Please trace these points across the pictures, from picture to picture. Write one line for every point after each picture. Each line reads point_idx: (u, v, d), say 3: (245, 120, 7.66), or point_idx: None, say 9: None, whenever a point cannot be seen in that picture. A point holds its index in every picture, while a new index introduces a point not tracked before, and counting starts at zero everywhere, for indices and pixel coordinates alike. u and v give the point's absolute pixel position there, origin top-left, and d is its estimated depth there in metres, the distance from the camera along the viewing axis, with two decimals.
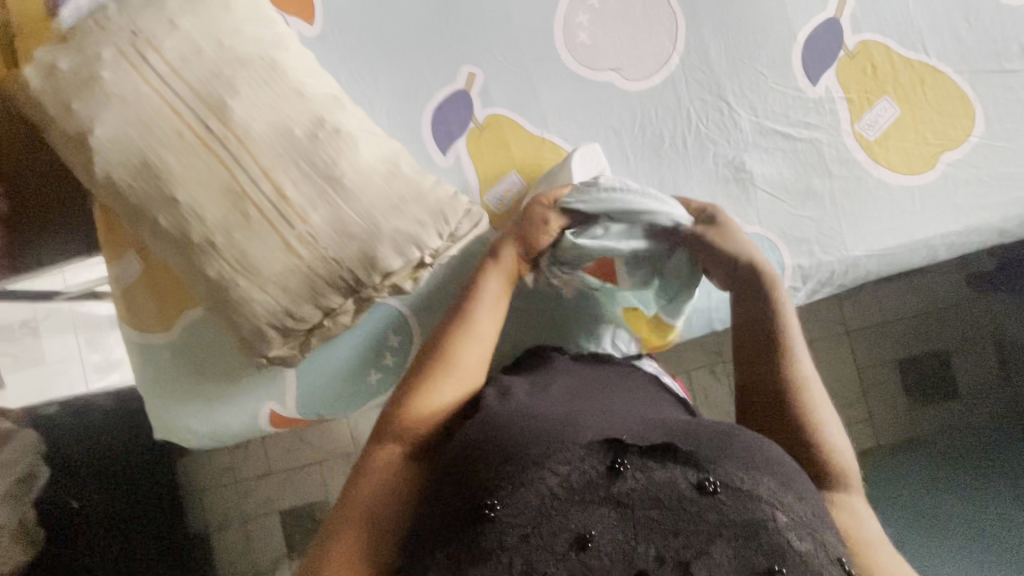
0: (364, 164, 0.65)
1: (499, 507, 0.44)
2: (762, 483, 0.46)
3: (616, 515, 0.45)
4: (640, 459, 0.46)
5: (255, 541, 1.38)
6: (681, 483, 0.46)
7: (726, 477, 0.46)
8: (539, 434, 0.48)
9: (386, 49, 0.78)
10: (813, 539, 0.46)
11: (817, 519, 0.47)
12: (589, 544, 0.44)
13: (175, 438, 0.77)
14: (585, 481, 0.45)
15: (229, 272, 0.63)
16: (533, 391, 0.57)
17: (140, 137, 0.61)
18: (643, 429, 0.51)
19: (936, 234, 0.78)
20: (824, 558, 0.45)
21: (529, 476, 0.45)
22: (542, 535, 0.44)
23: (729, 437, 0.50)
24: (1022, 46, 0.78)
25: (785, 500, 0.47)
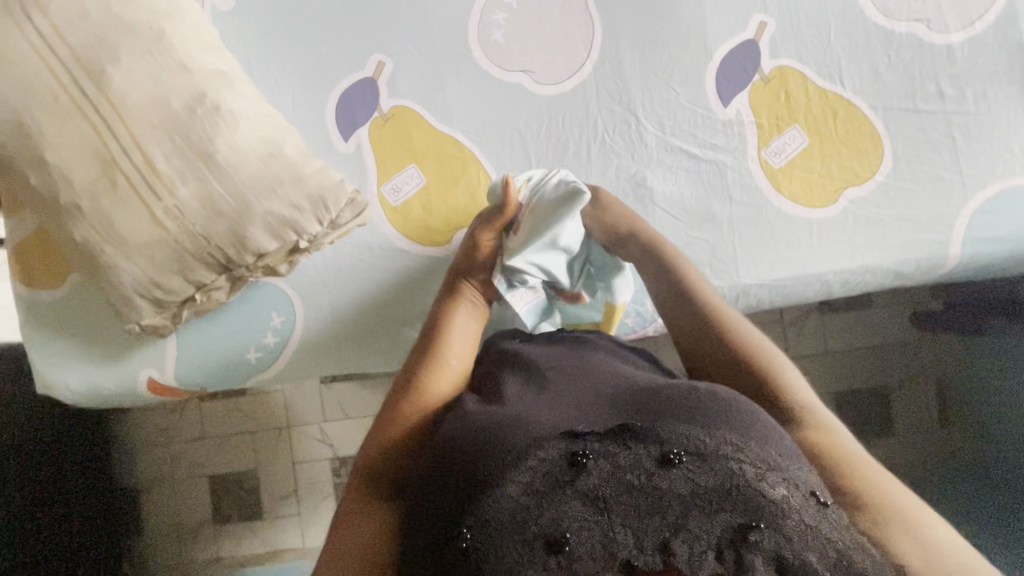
0: (242, 143, 0.65)
1: (470, 536, 0.40)
2: (724, 441, 0.42)
3: (589, 511, 0.39)
4: (600, 444, 0.42)
5: (181, 504, 1.32)
6: (644, 459, 0.41)
7: (688, 442, 0.42)
8: (495, 440, 0.44)
9: (297, 31, 0.78)
10: (786, 482, 0.41)
11: (782, 457, 0.43)
12: (565, 548, 0.38)
13: (53, 395, 0.78)
14: (549, 483, 0.40)
15: (94, 237, 0.64)
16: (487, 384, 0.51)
17: (17, 96, 0.62)
18: (599, 412, 0.46)
19: (829, 270, 0.77)
20: (802, 499, 0.41)
21: (492, 493, 0.40)
22: (517, 553, 0.38)
23: (690, 405, 0.45)
24: (938, 87, 0.76)
25: (750, 449, 0.42)
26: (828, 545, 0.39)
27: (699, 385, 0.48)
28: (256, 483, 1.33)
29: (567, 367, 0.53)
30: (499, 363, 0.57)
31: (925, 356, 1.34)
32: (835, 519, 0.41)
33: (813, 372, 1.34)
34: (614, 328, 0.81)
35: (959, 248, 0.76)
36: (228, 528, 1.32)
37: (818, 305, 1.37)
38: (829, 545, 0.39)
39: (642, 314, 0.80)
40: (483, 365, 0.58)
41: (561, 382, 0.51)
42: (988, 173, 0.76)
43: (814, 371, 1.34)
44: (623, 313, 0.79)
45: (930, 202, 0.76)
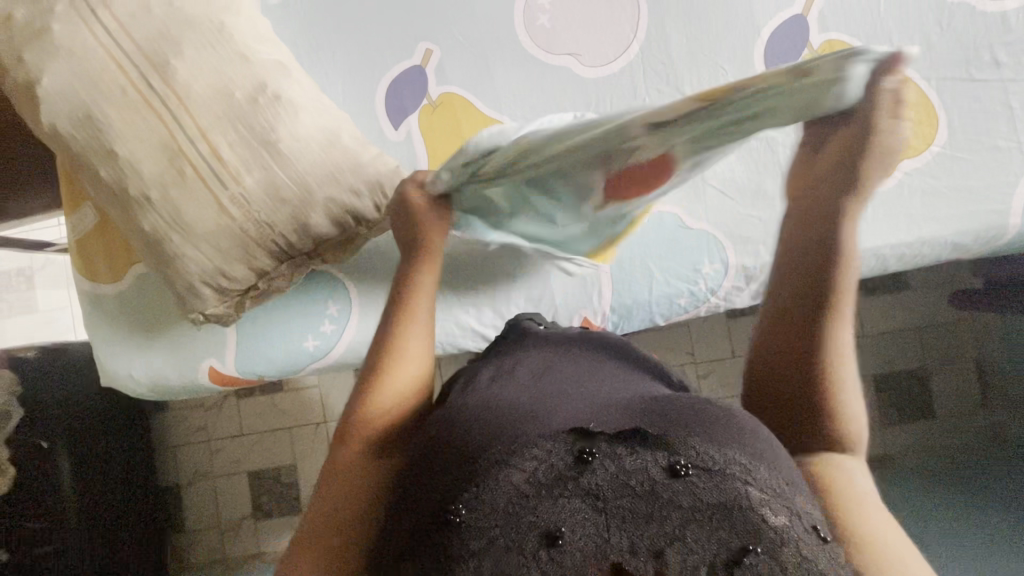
0: (302, 131, 0.66)
1: (464, 513, 0.39)
2: (734, 460, 0.40)
3: (587, 509, 0.37)
4: (609, 445, 0.40)
5: (222, 500, 1.33)
6: (651, 466, 0.39)
7: (698, 456, 0.39)
8: (501, 432, 0.43)
9: (346, 22, 0.79)
10: (792, 513, 0.39)
11: (792, 486, 0.41)
12: (559, 542, 0.36)
13: (119, 386, 0.79)
14: (552, 475, 0.39)
15: (163, 227, 0.65)
16: (498, 377, 0.51)
17: (85, 89, 0.63)
18: (609, 415, 0.44)
19: (886, 244, 0.76)
20: (805, 533, 0.38)
21: (492, 477, 0.39)
22: (508, 539, 0.37)
23: (709, 417, 0.43)
24: (994, 55, 0.76)
25: (761, 474, 0.40)
26: None
27: (717, 401, 0.46)
28: (294, 478, 1.34)
29: (582, 368, 0.52)
30: (509, 356, 0.55)
31: (965, 335, 1.33)
32: (837, 559, 0.38)
33: None
34: (665, 308, 0.81)
35: (1019, 217, 0.75)
36: (268, 521, 1.33)
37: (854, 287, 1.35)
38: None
39: (695, 294, 0.81)
40: (493, 354, 0.57)
41: (573, 386, 0.49)
42: None
43: None
44: (676, 292, 0.80)
45: (988, 172, 0.75)
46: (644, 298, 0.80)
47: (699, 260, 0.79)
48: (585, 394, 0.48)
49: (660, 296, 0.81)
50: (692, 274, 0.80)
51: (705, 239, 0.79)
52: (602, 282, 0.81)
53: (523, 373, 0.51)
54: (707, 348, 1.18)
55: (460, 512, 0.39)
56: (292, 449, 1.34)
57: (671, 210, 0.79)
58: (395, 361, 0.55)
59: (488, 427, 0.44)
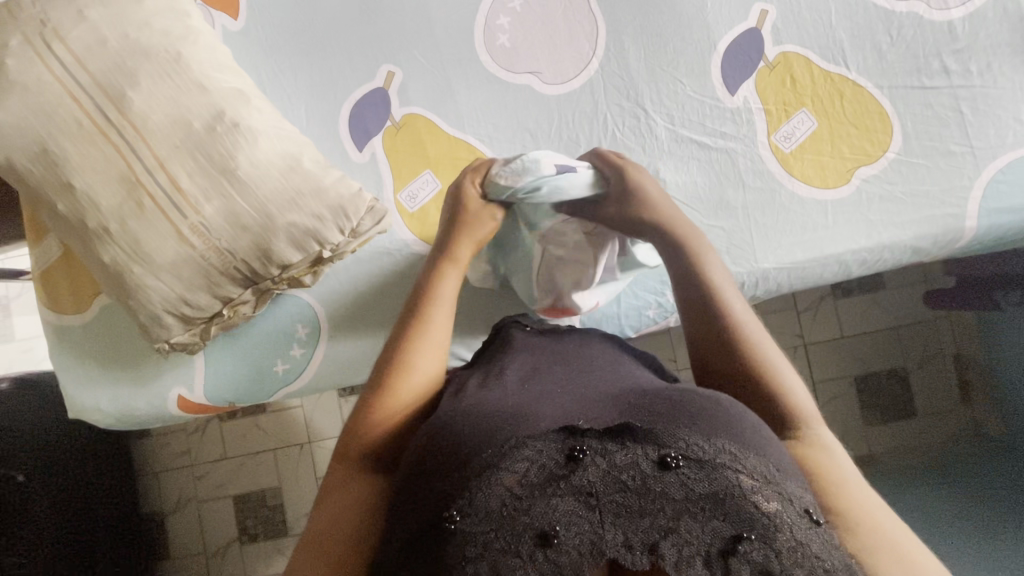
0: (261, 158, 0.66)
1: (460, 517, 0.39)
2: (723, 449, 0.41)
3: (580, 506, 0.38)
4: (599, 442, 0.40)
5: (207, 525, 1.31)
6: (642, 460, 0.39)
7: (688, 447, 0.40)
8: (493, 432, 0.43)
9: (308, 47, 0.80)
10: (783, 498, 0.40)
11: (779, 472, 0.42)
12: (554, 540, 0.36)
13: (87, 418, 0.79)
14: (544, 475, 0.39)
15: (123, 259, 0.65)
16: (487, 381, 0.52)
17: (41, 123, 0.63)
18: (599, 411, 0.45)
19: (847, 250, 0.77)
20: (795, 516, 0.39)
21: (484, 480, 0.39)
22: (503, 542, 0.37)
23: (695, 409, 0.44)
24: (943, 63, 0.77)
25: (751, 462, 0.41)
26: (817, 564, 0.37)
27: (705, 392, 0.48)
28: (279, 500, 1.32)
29: (570, 369, 0.53)
30: (497, 360, 0.56)
31: (940, 334, 1.34)
32: (828, 541, 0.39)
33: (831, 355, 1.33)
34: (635, 321, 0.82)
35: (975, 220, 0.76)
36: (254, 546, 1.31)
37: (831, 289, 1.36)
38: (818, 563, 0.37)
39: (663, 306, 0.82)
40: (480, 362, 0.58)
41: (565, 384, 0.50)
42: (999, 144, 0.76)
43: (830, 355, 1.33)
44: (644, 304, 0.81)
45: (943, 177, 0.77)
46: (612, 311, 0.81)
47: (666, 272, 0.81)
48: (579, 393, 0.49)
49: (629, 309, 0.82)
50: (659, 287, 0.81)
51: None
52: None
53: (511, 376, 0.52)
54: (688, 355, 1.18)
55: (456, 518, 0.39)
56: (275, 471, 1.32)
57: None
58: (404, 375, 0.54)
59: (480, 429, 0.44)
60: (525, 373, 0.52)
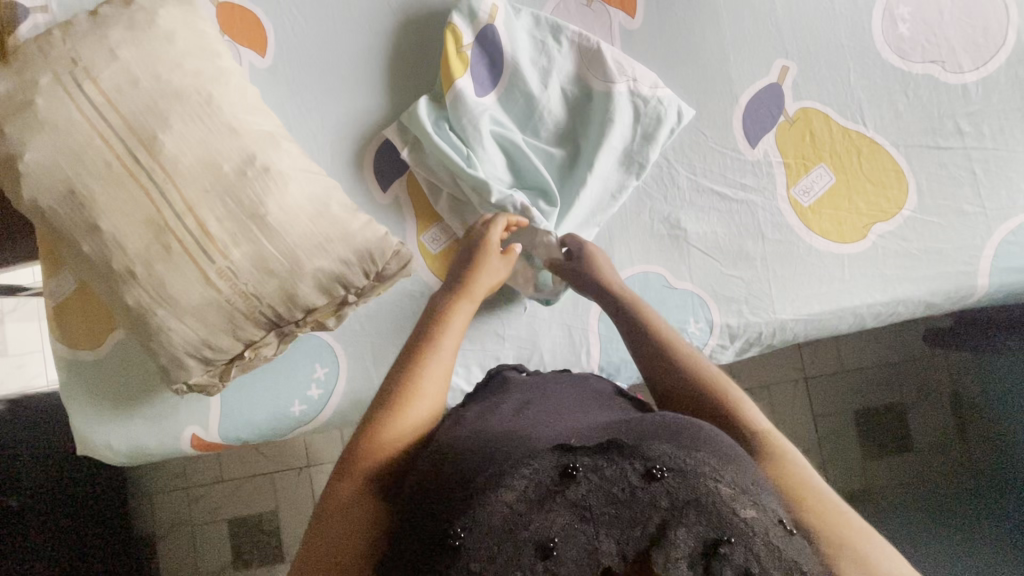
0: (291, 204, 0.66)
1: (464, 533, 0.38)
2: (703, 462, 0.40)
3: (575, 519, 0.38)
4: (590, 459, 0.40)
5: (200, 550, 1.28)
6: (628, 472, 0.39)
7: (669, 459, 0.40)
8: (492, 454, 0.43)
9: (334, 86, 0.80)
10: (761, 506, 0.39)
11: (755, 484, 0.41)
12: (553, 551, 0.37)
13: (96, 455, 0.77)
14: (541, 491, 0.39)
15: (147, 301, 0.64)
16: (484, 411, 0.52)
17: (68, 164, 0.63)
18: (587, 434, 0.45)
19: (864, 303, 0.78)
20: (772, 523, 0.39)
21: (483, 497, 0.39)
22: (508, 556, 0.37)
23: (675, 431, 0.44)
24: (957, 124, 0.80)
25: (729, 474, 0.40)
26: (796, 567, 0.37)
27: (682, 416, 0.47)
28: (275, 525, 1.30)
29: (557, 401, 0.53)
30: (493, 396, 0.56)
31: (940, 371, 1.35)
32: (802, 549, 0.39)
33: (834, 389, 1.33)
34: None
35: (986, 278, 0.78)
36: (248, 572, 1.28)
37: None
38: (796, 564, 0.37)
39: None
40: (475, 399, 0.57)
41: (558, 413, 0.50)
42: (1009, 206, 0.79)
43: (834, 391, 1.33)
44: None
45: (956, 235, 0.79)
46: (631, 357, 0.81)
47: (684, 319, 0.79)
48: (573, 421, 0.49)
49: None
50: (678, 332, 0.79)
51: (688, 298, 0.79)
52: (590, 342, 0.81)
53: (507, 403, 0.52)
54: None
55: (460, 534, 0.38)
56: (274, 496, 1.30)
57: (656, 270, 0.79)
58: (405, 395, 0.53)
59: (481, 452, 0.44)
60: (517, 405, 0.52)
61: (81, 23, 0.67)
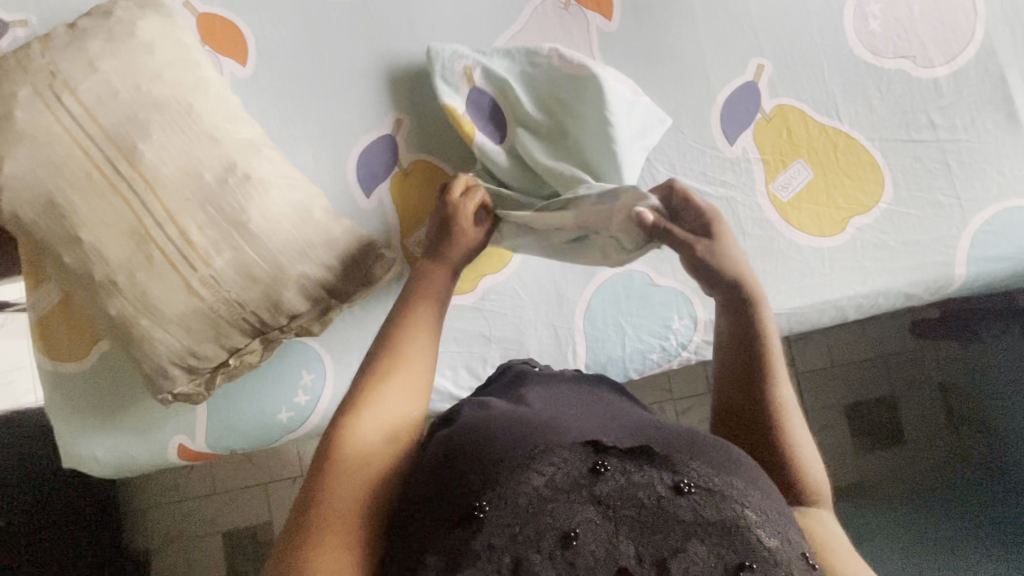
0: (273, 211, 0.67)
1: (489, 507, 0.39)
2: (730, 483, 0.41)
3: (598, 516, 0.38)
4: (621, 460, 0.41)
5: (192, 565, 1.26)
6: (656, 482, 0.40)
7: (700, 477, 0.41)
8: (524, 435, 0.44)
9: (315, 94, 0.80)
10: (782, 536, 0.40)
11: (781, 514, 0.42)
12: (574, 541, 0.37)
13: (83, 468, 0.77)
14: (569, 481, 0.40)
15: (130, 311, 0.64)
16: (514, 402, 0.51)
17: (49, 176, 0.63)
18: (619, 435, 0.45)
19: (845, 296, 0.79)
20: (792, 556, 0.39)
21: (513, 477, 0.40)
22: (526, 536, 0.37)
23: (706, 447, 0.44)
24: (930, 118, 0.81)
25: (755, 498, 0.41)
26: None
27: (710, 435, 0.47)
28: (269, 536, 1.29)
29: (588, 401, 0.53)
30: (515, 387, 0.56)
31: (928, 363, 1.36)
32: None
33: (824, 383, 1.34)
34: (639, 363, 0.82)
35: (963, 268, 0.79)
36: None
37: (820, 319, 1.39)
38: None
39: (667, 348, 0.82)
40: (492, 391, 0.57)
41: (588, 410, 0.51)
42: (984, 196, 0.80)
43: (822, 384, 1.34)
44: (648, 347, 0.81)
45: (932, 227, 0.80)
46: (617, 355, 0.81)
47: (669, 316, 0.82)
48: (601, 419, 0.49)
49: (634, 353, 0.82)
50: (663, 330, 0.82)
51: (672, 295, 0.82)
52: (576, 341, 0.81)
53: (533, 397, 0.52)
54: (683, 386, 1.20)
55: (485, 508, 0.39)
56: (267, 506, 1.29)
57: (640, 269, 0.82)
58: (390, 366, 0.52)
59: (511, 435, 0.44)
60: (548, 400, 0.52)
61: (60, 35, 0.67)
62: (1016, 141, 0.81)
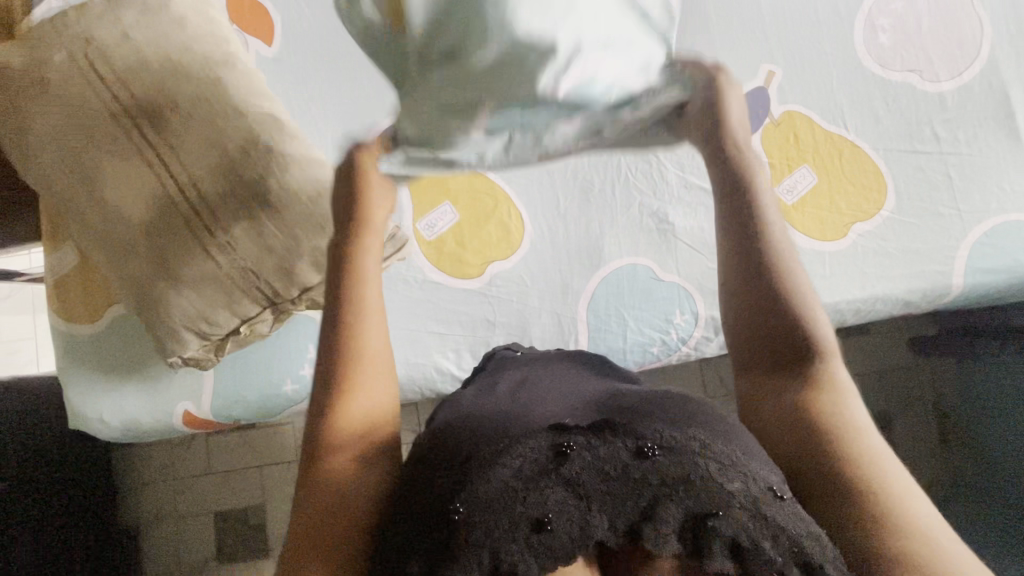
0: (291, 184, 0.68)
1: (462, 508, 0.37)
2: (692, 437, 0.40)
3: (570, 495, 0.37)
4: (585, 437, 0.40)
5: (185, 541, 1.27)
6: (621, 451, 0.39)
7: (661, 437, 0.39)
8: (485, 433, 0.42)
9: (338, 77, 0.83)
10: (748, 477, 0.39)
11: (743, 454, 0.40)
12: (549, 526, 0.36)
13: (89, 429, 0.78)
14: (537, 468, 0.38)
15: (148, 273, 0.66)
16: (481, 393, 0.51)
17: (78, 138, 0.65)
18: (584, 412, 0.45)
19: (843, 299, 0.81)
20: (760, 493, 0.39)
21: (481, 472, 0.38)
22: (502, 529, 0.36)
23: (665, 408, 0.43)
24: (934, 131, 0.83)
25: (716, 446, 0.40)
26: (782, 535, 0.37)
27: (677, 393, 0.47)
28: (262, 519, 1.28)
29: (556, 378, 0.53)
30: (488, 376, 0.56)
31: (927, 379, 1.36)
32: (796, 513, 0.39)
33: None
34: (639, 356, 0.84)
35: (961, 278, 0.81)
36: (233, 565, 1.26)
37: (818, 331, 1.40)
38: (786, 536, 0.37)
39: (667, 342, 0.84)
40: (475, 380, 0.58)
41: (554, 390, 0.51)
42: (983, 209, 0.82)
43: None
44: (649, 340, 0.83)
45: (932, 236, 0.82)
46: (618, 346, 0.83)
47: (671, 311, 0.83)
48: (569, 399, 0.48)
49: (635, 345, 0.83)
50: (664, 324, 0.83)
51: (675, 290, 0.83)
52: (579, 330, 0.83)
53: (503, 388, 0.52)
54: (679, 388, 1.21)
55: (460, 509, 0.37)
56: (262, 489, 1.29)
57: (645, 263, 0.83)
58: (349, 408, 0.47)
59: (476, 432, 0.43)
60: (515, 388, 0.52)
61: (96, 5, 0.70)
62: (1017, 158, 0.83)
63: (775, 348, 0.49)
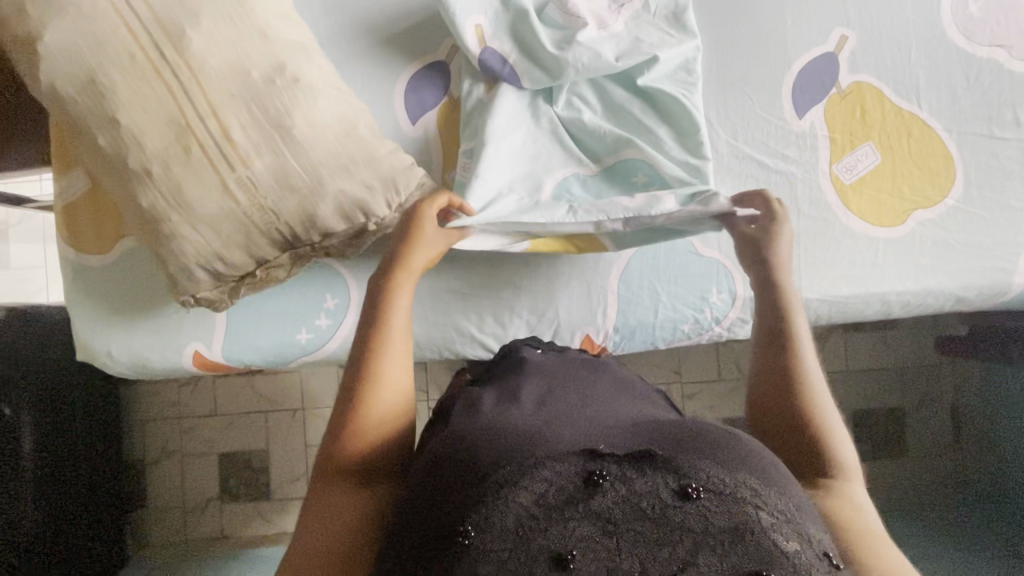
0: (318, 120, 0.63)
1: (473, 533, 0.33)
2: (743, 483, 0.36)
3: (598, 532, 0.33)
4: (619, 467, 0.35)
5: (189, 479, 1.27)
6: (661, 488, 0.34)
7: (708, 479, 0.35)
8: (508, 449, 0.38)
9: (372, 10, 0.76)
10: (802, 537, 0.34)
11: (798, 510, 0.36)
12: (570, 565, 0.32)
13: (96, 363, 0.75)
14: (563, 496, 0.34)
15: (162, 205, 0.62)
16: (503, 400, 0.46)
17: (91, 52, 0.60)
18: (617, 440, 0.40)
19: (893, 290, 0.76)
20: (815, 559, 0.34)
21: (500, 495, 0.34)
22: (517, 562, 0.32)
23: (713, 446, 0.39)
24: (1015, 115, 0.77)
25: (771, 499, 0.35)
26: None
27: (717, 424, 0.43)
28: (264, 463, 1.28)
29: (582, 394, 0.48)
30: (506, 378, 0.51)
31: None
32: None
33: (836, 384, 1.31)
34: (668, 333, 0.80)
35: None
36: (234, 506, 1.27)
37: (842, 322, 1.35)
38: None
39: (699, 321, 0.80)
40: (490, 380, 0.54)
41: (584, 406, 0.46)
42: None
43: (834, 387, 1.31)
44: (681, 317, 0.79)
45: (998, 230, 0.76)
46: (647, 321, 0.79)
47: (707, 288, 0.79)
48: (602, 420, 0.44)
49: (665, 320, 0.79)
50: (699, 302, 0.79)
51: (713, 267, 0.79)
52: (608, 302, 0.79)
53: (527, 395, 0.47)
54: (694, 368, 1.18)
55: (470, 533, 0.34)
56: (266, 434, 1.28)
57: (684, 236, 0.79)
58: (364, 417, 0.49)
59: (496, 447, 0.39)
60: (540, 397, 0.47)
61: None
62: None
63: (792, 444, 0.50)
